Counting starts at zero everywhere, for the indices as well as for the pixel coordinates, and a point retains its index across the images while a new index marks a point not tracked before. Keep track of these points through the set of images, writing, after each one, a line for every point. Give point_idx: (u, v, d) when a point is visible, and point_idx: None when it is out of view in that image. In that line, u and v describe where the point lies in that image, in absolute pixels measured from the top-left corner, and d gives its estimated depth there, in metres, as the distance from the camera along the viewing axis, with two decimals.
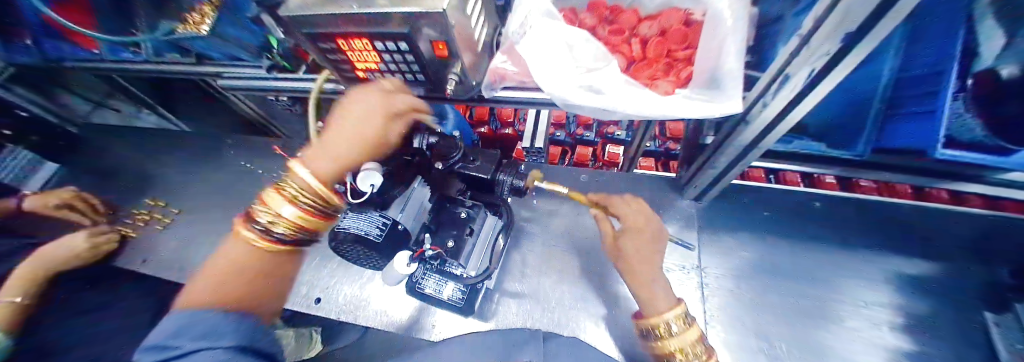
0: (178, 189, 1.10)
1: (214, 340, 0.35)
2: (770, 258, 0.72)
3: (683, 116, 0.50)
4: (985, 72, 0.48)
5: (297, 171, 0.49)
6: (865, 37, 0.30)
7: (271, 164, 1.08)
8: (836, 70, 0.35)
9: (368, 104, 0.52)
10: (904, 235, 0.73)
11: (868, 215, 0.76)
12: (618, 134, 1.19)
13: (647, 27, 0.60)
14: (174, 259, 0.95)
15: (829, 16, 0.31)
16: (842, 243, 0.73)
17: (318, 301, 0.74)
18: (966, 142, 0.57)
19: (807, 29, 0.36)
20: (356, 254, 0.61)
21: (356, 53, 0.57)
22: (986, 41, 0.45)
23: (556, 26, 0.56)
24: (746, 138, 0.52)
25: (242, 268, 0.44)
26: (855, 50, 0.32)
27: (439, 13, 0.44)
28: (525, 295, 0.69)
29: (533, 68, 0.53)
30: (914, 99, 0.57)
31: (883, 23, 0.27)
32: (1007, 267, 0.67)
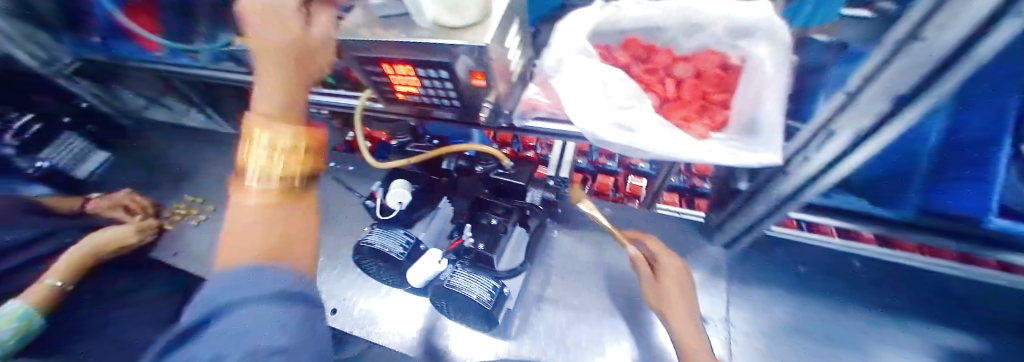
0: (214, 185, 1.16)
1: (257, 294, 0.29)
2: (812, 320, 0.66)
3: (717, 162, 0.48)
4: None
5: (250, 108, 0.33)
6: (926, 94, 0.29)
7: None
8: (882, 131, 0.34)
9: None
10: (944, 304, 0.69)
11: (912, 280, 0.71)
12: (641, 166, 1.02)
13: (682, 68, 0.61)
14: (202, 254, 0.99)
15: (879, 74, 0.30)
16: (883, 308, 0.68)
17: (333, 311, 0.74)
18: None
19: None
20: (378, 270, 0.64)
21: (399, 77, 0.60)
22: None
23: (590, 64, 0.57)
24: (784, 187, 0.50)
25: (260, 221, 0.33)
26: (913, 107, 0.30)
27: (481, 46, 0.46)
28: (539, 330, 0.66)
29: (567, 103, 0.54)
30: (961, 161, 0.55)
31: (938, 88, 0.27)
32: None
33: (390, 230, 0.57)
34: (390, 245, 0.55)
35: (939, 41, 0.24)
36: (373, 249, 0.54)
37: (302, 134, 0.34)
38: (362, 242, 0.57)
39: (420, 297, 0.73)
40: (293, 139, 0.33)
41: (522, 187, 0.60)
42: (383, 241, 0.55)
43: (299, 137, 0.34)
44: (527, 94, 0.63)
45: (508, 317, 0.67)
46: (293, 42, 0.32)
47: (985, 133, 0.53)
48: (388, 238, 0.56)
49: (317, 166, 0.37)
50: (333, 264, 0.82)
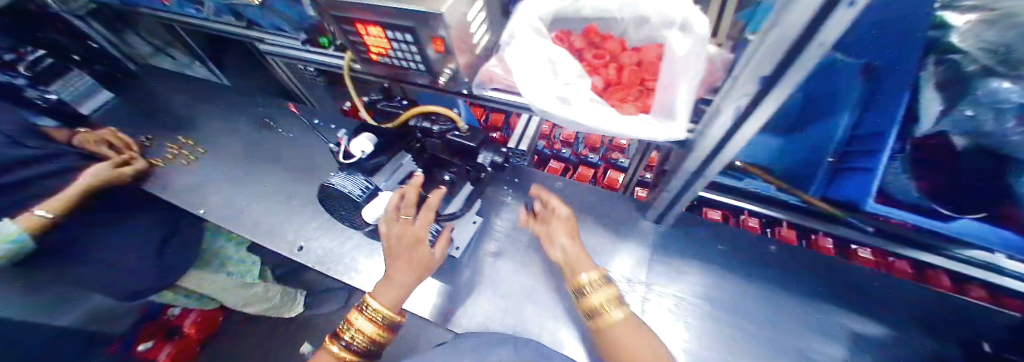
0: (193, 125, 1.19)
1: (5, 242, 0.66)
2: (748, 321, 0.69)
3: (636, 135, 0.56)
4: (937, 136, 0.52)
5: (372, 302, 0.59)
6: (782, 74, 0.37)
7: (283, 121, 1.13)
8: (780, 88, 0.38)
9: (404, 267, 0.61)
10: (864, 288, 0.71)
11: (836, 271, 0.73)
12: (622, 161, 1.16)
13: (627, 56, 0.67)
14: (191, 189, 1.00)
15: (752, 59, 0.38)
16: (801, 296, 0.71)
17: (300, 249, 0.83)
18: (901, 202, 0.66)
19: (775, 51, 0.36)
20: (336, 207, 0.71)
21: (372, 39, 0.66)
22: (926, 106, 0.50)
23: (542, 44, 0.63)
24: (696, 162, 0.56)
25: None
26: (780, 87, 0.38)
27: (440, 14, 0.52)
28: (488, 282, 0.75)
29: (516, 76, 0.61)
30: (857, 156, 0.64)
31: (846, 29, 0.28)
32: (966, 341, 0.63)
33: (352, 174, 0.67)
34: (350, 187, 0.66)
35: (790, 28, 0.32)
36: (337, 190, 0.65)
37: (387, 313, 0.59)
38: (328, 182, 0.67)
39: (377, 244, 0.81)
40: (376, 330, 0.58)
41: (474, 149, 0.69)
42: (343, 183, 0.66)
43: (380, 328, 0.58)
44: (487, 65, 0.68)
45: (461, 257, 0.77)
46: (417, 263, 0.62)
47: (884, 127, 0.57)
48: (348, 180, 0.66)
49: (374, 351, 0.59)
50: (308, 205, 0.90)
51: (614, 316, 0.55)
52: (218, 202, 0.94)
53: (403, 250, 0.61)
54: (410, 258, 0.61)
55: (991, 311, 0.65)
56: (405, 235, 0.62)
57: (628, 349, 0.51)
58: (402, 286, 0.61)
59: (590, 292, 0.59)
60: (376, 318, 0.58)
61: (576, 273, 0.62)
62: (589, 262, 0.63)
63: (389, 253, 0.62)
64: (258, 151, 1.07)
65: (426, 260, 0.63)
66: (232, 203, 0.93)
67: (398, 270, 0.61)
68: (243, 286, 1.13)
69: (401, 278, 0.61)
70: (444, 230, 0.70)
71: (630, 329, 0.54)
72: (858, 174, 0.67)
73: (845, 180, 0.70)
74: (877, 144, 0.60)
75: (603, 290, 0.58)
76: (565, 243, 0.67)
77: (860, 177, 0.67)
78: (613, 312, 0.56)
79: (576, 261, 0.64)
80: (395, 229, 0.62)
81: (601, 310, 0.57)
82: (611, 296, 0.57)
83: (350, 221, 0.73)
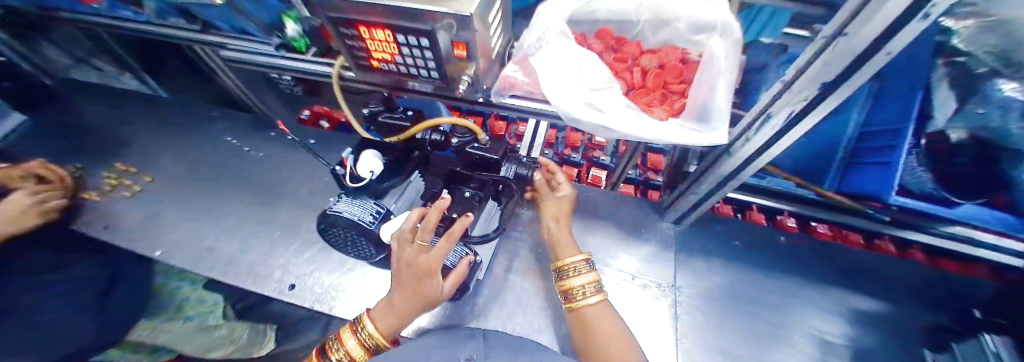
0: (134, 148, 1.01)
1: None
2: (768, 313, 0.71)
3: (673, 141, 0.54)
4: (937, 133, 0.53)
5: (367, 325, 0.50)
6: (844, 81, 0.37)
7: (252, 138, 0.99)
8: (833, 98, 0.40)
9: (407, 297, 0.48)
10: (865, 268, 0.76)
11: (838, 256, 0.78)
12: (603, 159, 1.17)
13: (648, 60, 0.66)
14: (139, 225, 0.83)
15: (812, 65, 0.39)
16: (813, 283, 0.75)
17: (291, 287, 0.70)
18: (918, 192, 0.63)
19: (826, 58, 0.37)
20: (339, 236, 0.62)
21: (377, 43, 0.58)
22: (939, 109, 0.50)
23: (570, 46, 0.58)
24: (728, 168, 0.58)
25: None
26: (838, 93, 0.39)
27: (467, 16, 0.46)
28: (514, 301, 0.70)
29: (544, 81, 0.57)
30: (869, 152, 0.65)
31: (908, 29, 0.29)
32: (956, 311, 0.68)
33: (359, 198, 0.59)
34: (359, 214, 0.57)
35: (860, 35, 0.33)
36: (342, 218, 0.56)
37: (383, 342, 0.50)
38: (330, 210, 0.58)
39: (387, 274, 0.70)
40: (364, 356, 0.50)
41: (497, 161, 0.65)
42: (351, 209, 0.57)
43: (370, 353, 0.51)
44: (505, 71, 0.63)
45: (485, 277, 0.72)
46: (421, 298, 0.48)
47: (894, 124, 0.57)
48: (356, 207, 0.58)
49: None
50: (295, 233, 0.78)
51: (589, 301, 0.56)
52: (174, 238, 0.80)
53: (408, 276, 0.48)
54: (418, 290, 0.48)
55: (969, 281, 0.72)
56: (414, 263, 0.48)
57: (596, 330, 0.53)
58: (401, 317, 0.49)
59: (572, 274, 0.59)
60: (365, 341, 0.50)
61: (561, 257, 0.62)
62: (572, 245, 0.63)
63: (397, 278, 0.50)
64: (220, 174, 0.92)
65: (435, 291, 0.49)
66: (193, 238, 0.79)
67: (399, 299, 0.49)
68: (203, 332, 0.91)
69: (399, 308, 0.49)
70: (462, 260, 0.54)
71: (602, 314, 0.55)
72: (875, 169, 0.65)
73: (862, 174, 0.69)
74: (894, 139, 0.59)
75: (585, 275, 0.58)
76: (550, 224, 0.67)
77: (878, 170, 0.65)
78: (589, 297, 0.57)
79: (559, 244, 0.64)
80: (407, 253, 0.49)
81: (578, 292, 0.57)
82: (589, 283, 0.58)
83: (357, 252, 0.65)
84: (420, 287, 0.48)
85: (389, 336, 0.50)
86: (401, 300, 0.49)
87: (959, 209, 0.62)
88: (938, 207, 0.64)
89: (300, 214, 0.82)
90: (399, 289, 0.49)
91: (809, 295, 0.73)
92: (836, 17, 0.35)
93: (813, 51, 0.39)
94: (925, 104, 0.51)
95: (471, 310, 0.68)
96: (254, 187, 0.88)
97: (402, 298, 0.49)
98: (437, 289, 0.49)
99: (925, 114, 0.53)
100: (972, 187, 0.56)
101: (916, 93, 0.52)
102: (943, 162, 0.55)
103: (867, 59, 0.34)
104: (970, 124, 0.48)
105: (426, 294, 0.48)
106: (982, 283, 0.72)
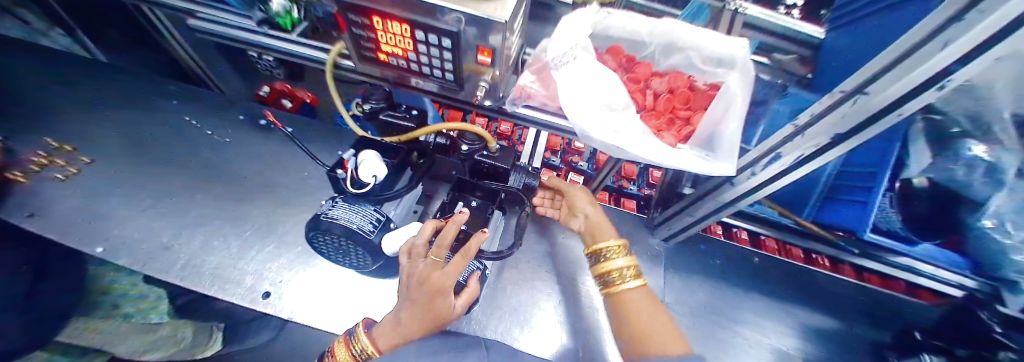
0: (64, 120, 0.84)
1: None
2: (745, 329, 0.77)
3: (687, 169, 0.56)
4: (907, 181, 0.63)
5: (365, 342, 0.46)
6: (857, 133, 0.41)
7: (217, 120, 0.88)
8: (838, 145, 0.44)
9: (414, 313, 0.44)
10: (823, 290, 0.85)
11: (802, 277, 0.86)
12: (581, 165, 1.11)
13: (659, 83, 0.67)
14: (68, 214, 0.70)
15: (825, 117, 0.42)
16: (782, 301, 0.82)
17: (266, 295, 0.63)
18: (886, 229, 0.75)
19: (842, 111, 0.40)
20: (330, 245, 0.56)
21: (389, 35, 0.53)
22: (915, 161, 0.60)
23: (595, 65, 0.59)
24: (728, 197, 0.63)
25: None
26: (848, 142, 0.43)
27: (501, 22, 0.44)
28: (513, 315, 0.68)
29: (564, 97, 0.56)
30: (848, 189, 0.74)
31: (924, 94, 0.33)
32: (892, 331, 0.79)
33: (357, 205, 0.54)
34: (358, 221, 0.53)
35: (881, 95, 0.36)
36: (338, 225, 0.51)
37: None
38: (324, 216, 0.53)
39: (382, 281, 0.66)
40: None
41: (506, 170, 0.64)
42: (349, 216, 0.52)
43: None
44: (522, 81, 0.62)
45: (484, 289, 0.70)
46: (432, 315, 0.45)
47: (871, 167, 0.68)
48: (355, 213, 0.53)
49: None
50: (270, 232, 0.70)
51: (628, 284, 0.54)
52: (116, 234, 0.67)
53: (419, 290, 0.45)
54: (427, 309, 0.45)
55: (899, 300, 0.85)
56: (426, 280, 0.45)
57: (631, 311, 0.50)
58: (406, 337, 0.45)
59: (607, 258, 0.57)
60: (358, 357, 0.46)
61: (597, 240, 0.61)
62: (612, 231, 0.62)
63: (405, 292, 0.47)
64: (176, 160, 0.80)
65: (447, 306, 0.46)
66: (144, 234, 0.68)
67: (404, 316, 0.45)
68: (139, 331, 0.79)
69: (404, 326, 0.45)
70: (473, 277, 0.55)
71: (643, 298, 0.52)
72: (852, 206, 0.75)
73: (837, 210, 0.78)
74: (870, 181, 0.69)
75: (620, 259, 0.56)
76: (590, 211, 0.66)
77: (854, 207, 0.74)
78: (627, 281, 0.54)
79: (598, 228, 0.63)
80: (420, 267, 0.46)
81: (616, 276, 0.55)
82: (627, 266, 0.56)
83: (350, 260, 0.61)
84: (431, 303, 0.44)
85: (383, 350, 0.45)
86: (408, 317, 0.45)
87: (918, 247, 0.75)
88: (901, 244, 0.77)
89: (275, 212, 0.74)
90: (406, 305, 0.45)
91: (779, 313, 0.80)
92: (854, 76, 0.38)
93: (828, 102, 0.42)
94: (903, 153, 0.61)
95: (469, 323, 0.66)
96: (220, 177, 0.78)
97: (407, 315, 0.45)
98: (449, 304, 0.46)
99: (902, 164, 0.62)
100: (928, 224, 0.68)
101: (896, 140, 0.61)
102: (909, 202, 0.66)
103: (887, 116, 0.37)
104: (935, 174, 0.58)
105: (437, 310, 0.45)
106: (911, 306, 0.84)
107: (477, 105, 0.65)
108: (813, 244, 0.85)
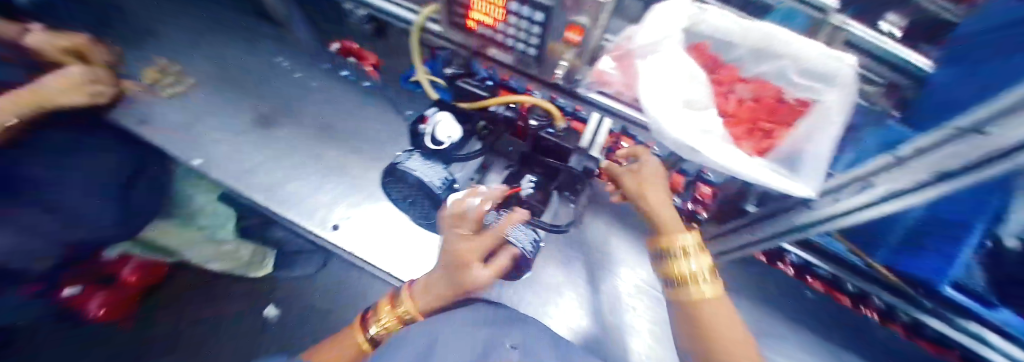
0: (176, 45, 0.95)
1: None
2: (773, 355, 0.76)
3: (768, 184, 0.53)
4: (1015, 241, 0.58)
5: (408, 301, 0.49)
6: (967, 174, 0.37)
7: (303, 64, 0.96)
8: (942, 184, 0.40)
9: (443, 275, 0.48)
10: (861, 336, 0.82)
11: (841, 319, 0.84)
12: None
13: (745, 89, 0.65)
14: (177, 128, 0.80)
15: (933, 152, 0.38)
16: (816, 338, 0.80)
17: (334, 227, 0.71)
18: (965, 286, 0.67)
19: (952, 147, 0.36)
20: (400, 192, 0.62)
21: (483, 4, 0.54)
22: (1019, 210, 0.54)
23: (681, 58, 0.56)
24: (807, 217, 0.59)
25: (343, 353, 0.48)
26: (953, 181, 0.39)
27: (603, 3, 0.42)
28: (539, 291, 0.75)
29: (644, 88, 0.55)
30: (933, 239, 0.65)
31: None
32: None
33: (430, 160, 0.59)
34: (429, 175, 0.57)
35: (1006, 134, 0.31)
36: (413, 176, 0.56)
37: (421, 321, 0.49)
38: (400, 165, 0.58)
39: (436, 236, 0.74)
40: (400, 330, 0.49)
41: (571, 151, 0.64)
42: (422, 169, 0.57)
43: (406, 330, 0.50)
44: (601, 67, 0.62)
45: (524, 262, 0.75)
46: (459, 282, 0.47)
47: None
48: (427, 167, 0.57)
49: None
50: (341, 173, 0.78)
51: (704, 292, 0.49)
52: (209, 147, 0.75)
53: (449, 255, 0.49)
54: (456, 275, 0.47)
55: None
56: (455, 249, 0.49)
57: (706, 318, 0.46)
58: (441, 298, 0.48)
59: (676, 258, 0.53)
60: (403, 316, 0.49)
61: (665, 236, 0.56)
62: (678, 224, 0.57)
63: (440, 260, 0.51)
64: (266, 96, 0.89)
65: (476, 275, 0.48)
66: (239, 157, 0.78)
67: (437, 276, 0.49)
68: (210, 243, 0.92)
69: (438, 286, 0.48)
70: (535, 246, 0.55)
71: (720, 306, 0.48)
72: (933, 258, 0.66)
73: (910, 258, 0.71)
74: (958, 234, 0.60)
75: (692, 261, 0.52)
76: (649, 191, 0.60)
77: (933, 259, 0.66)
78: (703, 288, 0.49)
79: (665, 221, 0.57)
80: (455, 238, 0.51)
81: (684, 278, 0.51)
82: (699, 269, 0.51)
83: (419, 211, 0.66)
84: (458, 270, 0.47)
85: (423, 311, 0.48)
86: (439, 278, 0.49)
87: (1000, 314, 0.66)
88: (976, 305, 0.68)
89: (346, 157, 0.81)
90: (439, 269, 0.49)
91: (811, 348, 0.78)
92: (976, 112, 0.33)
93: (936, 136, 0.37)
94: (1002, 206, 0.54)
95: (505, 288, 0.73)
96: (302, 117, 0.86)
97: (439, 274, 0.49)
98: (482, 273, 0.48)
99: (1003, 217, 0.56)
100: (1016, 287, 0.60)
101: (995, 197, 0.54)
102: (1001, 265, 0.61)
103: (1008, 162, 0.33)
104: None
105: (466, 279, 0.47)
106: None
107: (552, 85, 0.65)
108: (863, 284, 0.80)
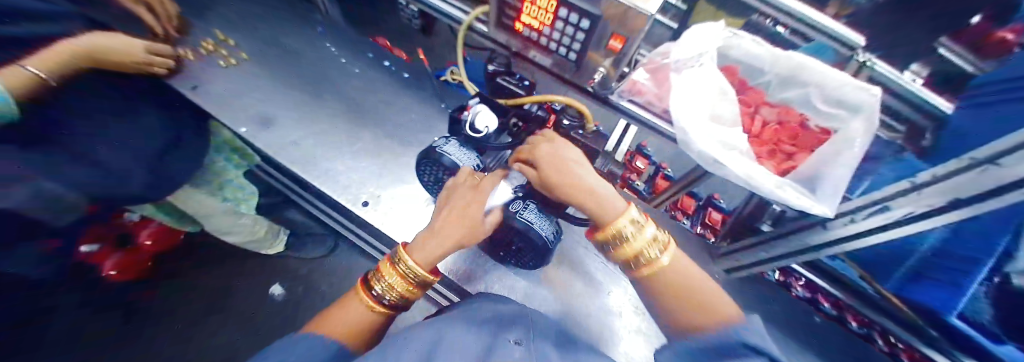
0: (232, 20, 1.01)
1: None
2: None
3: (789, 202, 0.55)
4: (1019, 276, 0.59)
5: (410, 254, 0.48)
6: (977, 203, 0.39)
7: (350, 52, 1.02)
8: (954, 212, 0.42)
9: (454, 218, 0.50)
10: None
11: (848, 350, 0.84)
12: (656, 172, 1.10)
13: (769, 112, 0.69)
14: None
15: (949, 179, 0.40)
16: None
17: (365, 204, 0.75)
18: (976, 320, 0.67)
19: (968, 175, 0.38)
20: (432, 174, 0.65)
21: (533, 8, 0.58)
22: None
23: (710, 75, 0.61)
24: (823, 237, 0.60)
25: (350, 320, 0.44)
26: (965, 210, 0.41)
27: (647, 14, 0.45)
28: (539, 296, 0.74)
29: (674, 100, 0.58)
30: (943, 269, 0.69)
31: None
32: None
33: (463, 147, 0.62)
34: (462, 160, 0.60)
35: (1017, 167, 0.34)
36: (448, 159, 0.59)
37: (427, 270, 0.48)
38: (437, 148, 0.61)
39: None
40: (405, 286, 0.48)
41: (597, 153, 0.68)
42: (456, 154, 0.60)
43: (411, 285, 0.48)
44: (635, 77, 0.66)
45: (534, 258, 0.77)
46: (467, 220, 0.50)
47: (977, 253, 0.63)
48: (460, 153, 0.61)
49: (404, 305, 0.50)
50: (376, 155, 0.82)
51: (663, 260, 0.44)
52: (259, 116, 0.80)
53: (456, 199, 0.51)
54: (465, 213, 0.50)
55: None
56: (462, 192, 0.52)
57: (681, 290, 0.42)
58: (449, 241, 0.49)
59: (626, 240, 0.45)
60: (409, 275, 0.48)
61: (602, 219, 0.47)
62: (614, 201, 0.48)
63: (442, 209, 0.52)
64: (312, 77, 0.94)
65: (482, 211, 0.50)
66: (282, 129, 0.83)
67: (447, 219, 0.50)
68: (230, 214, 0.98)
69: (449, 230, 0.49)
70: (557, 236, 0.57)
71: (686, 270, 0.44)
72: (940, 290, 0.69)
73: (918, 288, 0.73)
74: (970, 270, 0.64)
75: (645, 231, 0.45)
76: (570, 154, 0.50)
77: (942, 290, 0.69)
78: (661, 257, 0.44)
79: (597, 203, 0.47)
80: (458, 185, 0.53)
81: (642, 257, 0.44)
82: (653, 238, 0.45)
83: None
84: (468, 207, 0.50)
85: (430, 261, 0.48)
86: (449, 220, 0.50)
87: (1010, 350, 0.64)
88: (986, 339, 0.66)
89: (382, 141, 0.85)
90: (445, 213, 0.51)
91: None
92: (990, 144, 0.36)
93: (953, 166, 0.40)
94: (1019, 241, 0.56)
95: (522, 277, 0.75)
96: (344, 100, 0.91)
97: (447, 217, 0.50)
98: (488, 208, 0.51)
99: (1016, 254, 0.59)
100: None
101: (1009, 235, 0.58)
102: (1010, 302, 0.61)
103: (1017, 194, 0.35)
104: None
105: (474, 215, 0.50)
106: None
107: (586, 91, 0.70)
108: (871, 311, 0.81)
